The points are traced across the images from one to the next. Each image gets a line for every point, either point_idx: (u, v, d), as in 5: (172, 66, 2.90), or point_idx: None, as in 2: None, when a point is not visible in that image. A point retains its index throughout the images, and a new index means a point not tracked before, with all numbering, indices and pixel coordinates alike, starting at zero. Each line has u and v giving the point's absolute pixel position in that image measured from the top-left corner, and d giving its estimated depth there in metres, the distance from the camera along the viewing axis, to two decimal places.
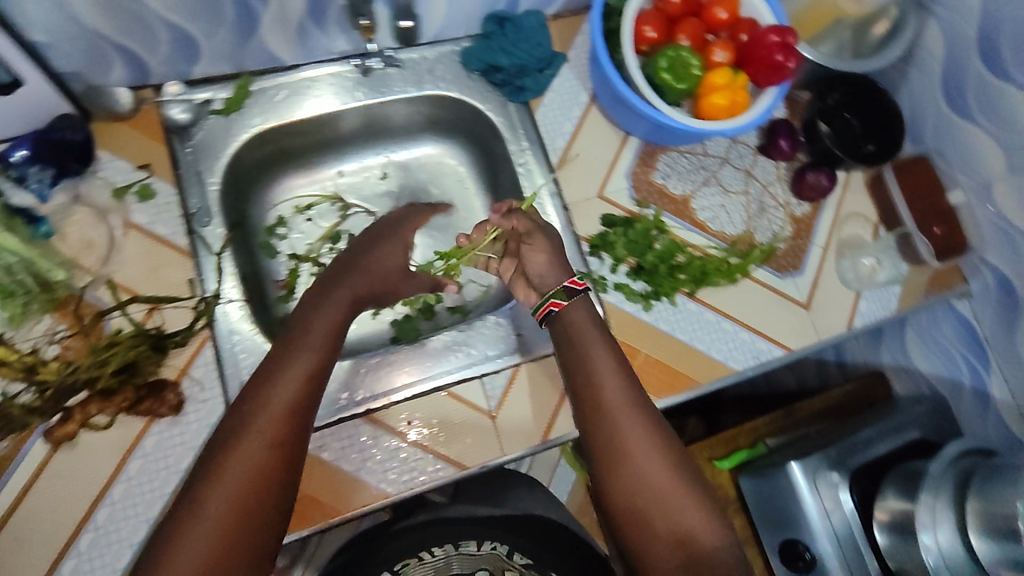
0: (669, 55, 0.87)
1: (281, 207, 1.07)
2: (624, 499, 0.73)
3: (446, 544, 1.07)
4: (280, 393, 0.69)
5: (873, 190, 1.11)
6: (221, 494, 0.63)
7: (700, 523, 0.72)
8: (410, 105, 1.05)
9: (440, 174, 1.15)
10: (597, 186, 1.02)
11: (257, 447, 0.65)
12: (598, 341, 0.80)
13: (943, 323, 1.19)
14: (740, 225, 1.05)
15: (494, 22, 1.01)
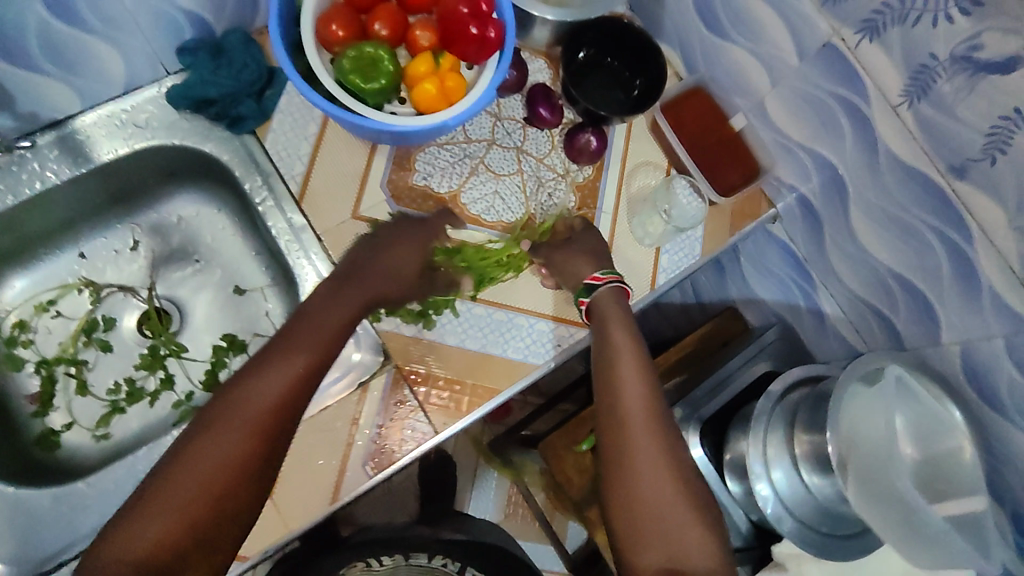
0: (355, 55, 0.79)
1: (20, 309, 0.97)
2: (612, 486, 0.75)
3: (394, 554, 1.13)
4: (263, 391, 0.69)
5: (657, 133, 1.04)
6: (189, 477, 0.64)
7: (691, 520, 0.72)
8: (122, 164, 0.92)
9: (202, 226, 1.04)
10: (350, 207, 0.93)
11: (232, 444, 0.66)
12: (617, 320, 0.86)
13: (767, 249, 1.13)
14: (518, 208, 0.97)
15: (187, 54, 0.90)
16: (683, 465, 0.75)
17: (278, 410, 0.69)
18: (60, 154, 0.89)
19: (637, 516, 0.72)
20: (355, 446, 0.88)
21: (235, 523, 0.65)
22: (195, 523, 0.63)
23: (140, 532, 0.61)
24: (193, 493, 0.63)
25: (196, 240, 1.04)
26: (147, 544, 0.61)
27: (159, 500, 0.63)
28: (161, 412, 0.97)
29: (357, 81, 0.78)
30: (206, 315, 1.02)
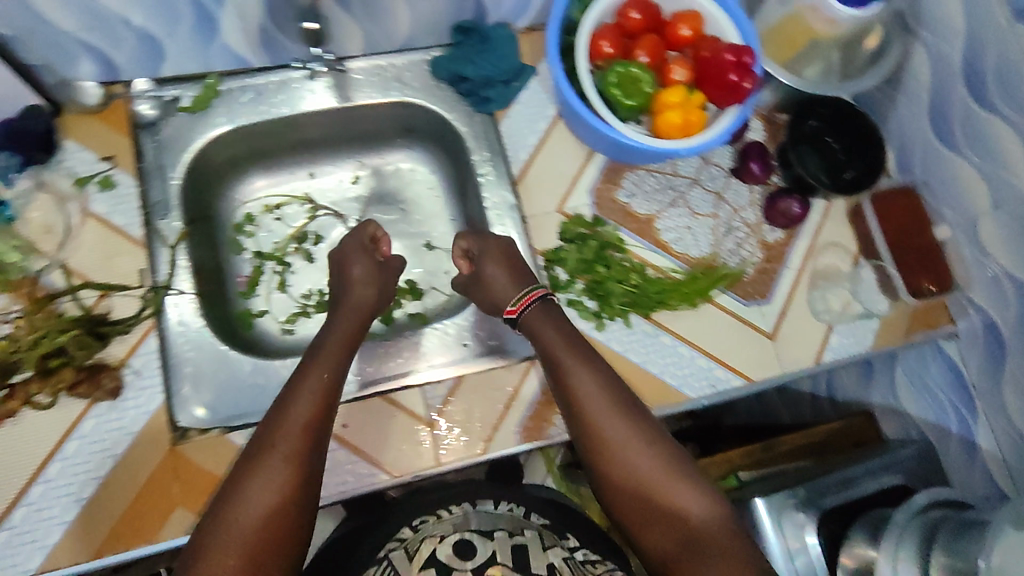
0: (619, 71, 0.86)
1: (250, 205, 1.09)
2: (601, 462, 0.79)
3: (462, 503, 0.92)
4: (294, 419, 0.74)
5: (854, 223, 1.06)
6: (252, 506, 0.68)
7: (674, 484, 0.76)
8: (378, 110, 1.05)
9: (412, 181, 1.15)
10: (557, 202, 1.00)
11: (273, 463, 0.70)
12: (544, 320, 0.87)
13: (931, 365, 1.11)
14: (706, 247, 1.01)
15: (461, 32, 1.01)
16: (649, 435, 0.79)
17: (306, 427, 0.74)
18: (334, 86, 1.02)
19: (632, 488, 0.77)
20: (513, 411, 0.90)
21: (301, 523, 0.70)
22: (267, 530, 0.68)
23: (224, 551, 0.66)
24: (248, 511, 0.68)
25: (402, 192, 1.15)
26: (234, 555, 0.66)
27: (231, 521, 0.68)
28: None
29: (616, 95, 0.85)
30: (392, 258, 1.12)
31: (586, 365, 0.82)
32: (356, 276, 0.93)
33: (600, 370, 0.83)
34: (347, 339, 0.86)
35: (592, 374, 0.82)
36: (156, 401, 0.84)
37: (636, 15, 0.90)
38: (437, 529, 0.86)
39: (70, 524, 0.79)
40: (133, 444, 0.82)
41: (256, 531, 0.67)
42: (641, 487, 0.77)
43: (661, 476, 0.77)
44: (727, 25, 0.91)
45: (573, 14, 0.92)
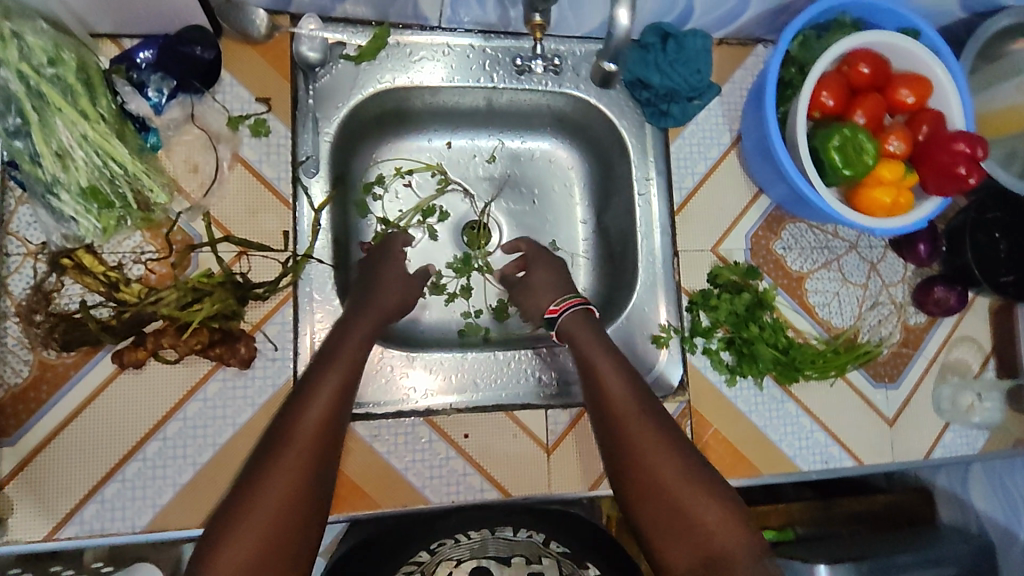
0: (844, 133, 0.78)
1: (383, 166, 1.01)
2: (626, 472, 0.74)
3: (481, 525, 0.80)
4: (309, 411, 0.68)
5: (996, 320, 1.02)
6: (267, 497, 0.63)
7: (698, 494, 0.71)
8: (542, 97, 0.96)
9: (549, 173, 1.06)
10: (714, 239, 0.95)
11: (288, 453, 0.65)
12: (582, 325, 0.85)
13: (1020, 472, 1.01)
14: (849, 318, 0.98)
15: (655, 34, 0.90)
16: (676, 444, 0.74)
17: (328, 417, 0.69)
18: (509, 64, 0.93)
19: (648, 495, 0.72)
20: None
21: (318, 515, 0.65)
22: (285, 519, 0.62)
23: (237, 542, 0.61)
24: (268, 499, 0.63)
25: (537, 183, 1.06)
26: (246, 547, 0.61)
27: (248, 507, 0.63)
28: (450, 315, 1.02)
29: (834, 161, 0.78)
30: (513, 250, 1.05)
31: (619, 372, 0.79)
32: (393, 276, 0.87)
33: (631, 378, 0.79)
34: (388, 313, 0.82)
35: (623, 379, 0.79)
36: (284, 375, 0.80)
37: (867, 70, 0.82)
38: (454, 553, 0.77)
39: (182, 487, 0.77)
40: (253, 416, 0.79)
41: (272, 518, 0.62)
42: (664, 496, 0.71)
43: (688, 489, 0.71)
44: (955, 104, 0.84)
45: (793, 51, 0.86)
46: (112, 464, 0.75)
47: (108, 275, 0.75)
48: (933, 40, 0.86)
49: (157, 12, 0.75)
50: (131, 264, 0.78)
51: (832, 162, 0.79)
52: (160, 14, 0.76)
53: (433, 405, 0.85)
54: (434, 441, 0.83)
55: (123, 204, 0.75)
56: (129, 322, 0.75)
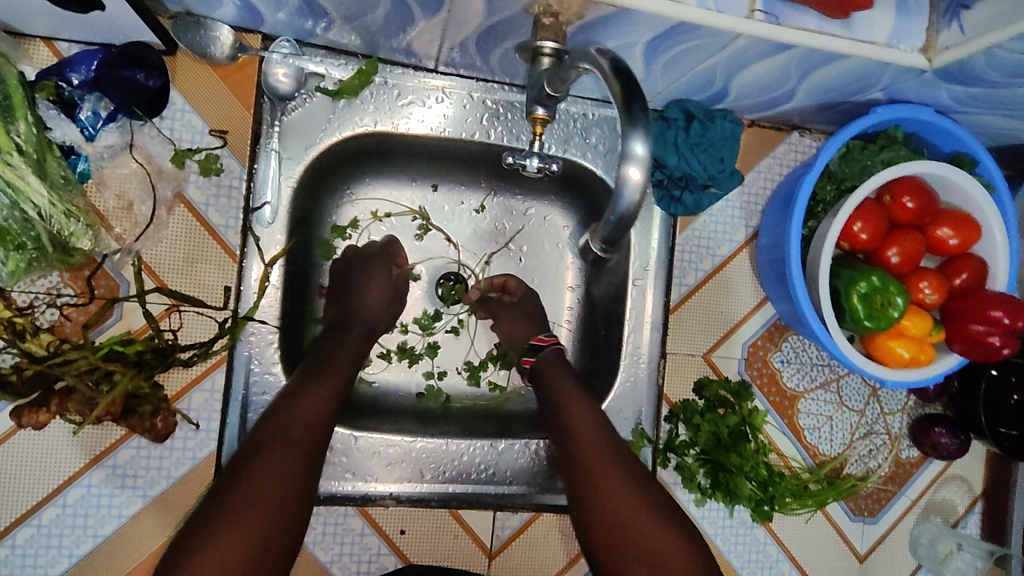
0: (873, 280, 0.68)
1: (358, 206, 0.88)
2: (597, 522, 0.67)
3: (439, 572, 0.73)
4: (299, 406, 0.66)
5: (989, 463, 0.95)
6: (256, 484, 0.61)
7: (671, 541, 0.66)
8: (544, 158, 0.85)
9: (542, 233, 0.93)
10: (709, 344, 0.86)
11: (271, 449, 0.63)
12: (557, 366, 0.80)
13: None
14: (838, 446, 0.90)
15: (680, 110, 0.81)
16: (648, 488, 0.69)
17: (318, 415, 0.67)
18: (510, 120, 0.82)
19: (619, 548, 0.66)
20: (579, 564, 0.82)
21: (298, 518, 0.63)
22: (269, 516, 0.60)
23: (215, 543, 0.58)
24: (254, 492, 0.60)
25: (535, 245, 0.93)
26: (226, 547, 0.58)
27: (229, 501, 0.60)
28: (411, 375, 0.92)
29: (857, 312, 0.68)
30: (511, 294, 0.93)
31: (590, 411, 0.73)
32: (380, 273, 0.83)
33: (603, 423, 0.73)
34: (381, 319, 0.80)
35: (597, 424, 0.72)
36: (206, 449, 0.72)
37: (911, 203, 0.72)
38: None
39: (78, 560, 0.69)
40: (167, 490, 0.71)
41: (259, 509, 0.60)
42: (635, 547, 0.65)
43: (663, 539, 0.66)
44: (1004, 255, 0.73)
45: (832, 163, 0.76)
46: (2, 529, 0.68)
47: (14, 322, 0.65)
48: (991, 174, 0.77)
49: (97, 24, 0.64)
50: (44, 308, 0.68)
51: (853, 308, 0.69)
52: (101, 27, 0.64)
53: (370, 493, 0.76)
54: (365, 534, 0.77)
55: (38, 245, 0.65)
56: (30, 380, 0.66)
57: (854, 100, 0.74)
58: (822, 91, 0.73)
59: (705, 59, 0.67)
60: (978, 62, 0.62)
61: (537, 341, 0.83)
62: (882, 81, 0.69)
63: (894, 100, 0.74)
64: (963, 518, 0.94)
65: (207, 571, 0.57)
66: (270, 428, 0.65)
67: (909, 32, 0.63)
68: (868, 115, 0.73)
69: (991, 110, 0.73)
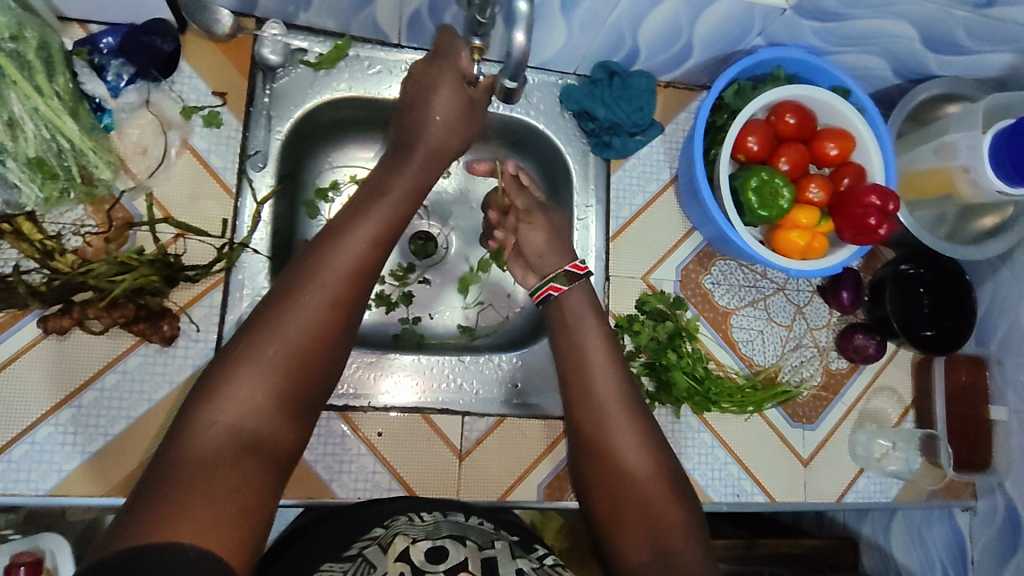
0: (762, 177, 0.85)
1: (337, 171, 1.02)
2: (595, 452, 0.75)
3: (433, 512, 0.72)
4: (338, 261, 0.67)
5: (916, 374, 1.05)
6: (268, 365, 0.61)
7: (654, 481, 0.73)
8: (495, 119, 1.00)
9: None
10: (646, 267, 0.99)
11: (310, 299, 0.64)
12: (586, 311, 0.84)
13: (935, 522, 1.04)
14: (771, 357, 1.00)
15: (604, 71, 0.96)
16: (648, 435, 0.77)
17: (350, 278, 0.67)
18: None
19: (609, 478, 0.74)
20: (540, 466, 0.90)
21: (324, 374, 0.65)
22: (296, 369, 0.62)
23: (250, 382, 0.60)
24: (290, 342, 0.62)
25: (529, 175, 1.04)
26: (257, 390, 0.60)
27: (263, 348, 0.61)
28: (389, 320, 1.03)
29: (753, 203, 0.85)
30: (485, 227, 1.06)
31: (608, 348, 0.82)
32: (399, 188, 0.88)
33: (619, 366, 0.81)
34: (390, 225, 0.72)
35: (615, 364, 0.81)
36: (204, 357, 0.83)
37: (792, 121, 0.89)
38: (408, 531, 0.67)
39: (91, 455, 0.78)
40: (170, 394, 0.81)
41: (287, 361, 0.62)
42: (622, 482, 0.73)
43: (648, 479, 0.73)
44: (876, 159, 0.89)
45: (727, 96, 0.91)
46: (24, 427, 0.77)
47: (45, 244, 0.77)
48: (862, 99, 0.92)
49: (124, 2, 0.80)
50: (69, 236, 0.81)
51: (750, 203, 0.85)
52: (127, 5, 0.81)
53: (350, 402, 0.88)
54: (346, 436, 0.86)
55: (68, 177, 0.78)
56: (58, 290, 0.77)
57: (740, 49, 0.92)
58: (714, 41, 0.90)
59: (613, 10, 0.83)
60: None
61: (573, 269, 0.87)
62: (756, 24, 0.85)
63: (773, 44, 0.91)
64: (898, 424, 1.03)
65: (235, 412, 0.59)
66: (276, 312, 0.63)
67: None
68: (750, 55, 0.89)
69: (854, 48, 0.90)
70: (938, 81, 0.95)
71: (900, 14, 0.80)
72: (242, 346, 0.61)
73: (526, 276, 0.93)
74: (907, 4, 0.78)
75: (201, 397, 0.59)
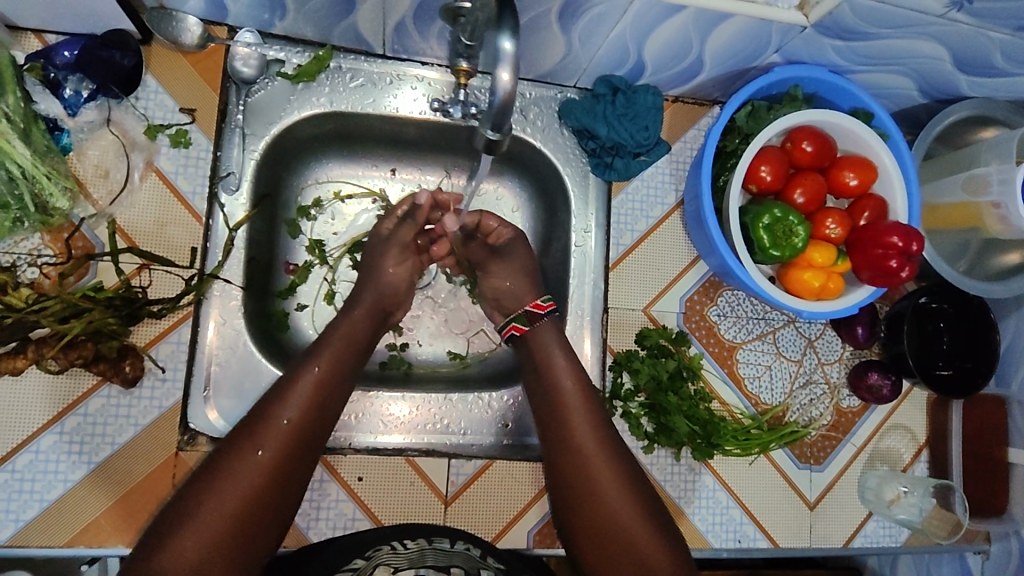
0: (775, 214, 0.80)
1: (321, 188, 0.95)
2: (588, 515, 0.70)
3: (419, 538, 0.73)
4: (304, 379, 0.69)
5: (932, 411, 0.99)
6: (230, 492, 0.60)
7: (655, 537, 0.68)
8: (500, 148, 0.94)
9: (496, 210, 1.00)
10: (647, 299, 0.92)
11: (258, 451, 0.63)
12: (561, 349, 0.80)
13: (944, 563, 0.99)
14: (779, 394, 0.95)
15: (607, 86, 0.89)
16: (637, 481, 0.72)
17: (298, 422, 0.66)
18: (442, 95, 0.88)
19: (602, 534, 0.69)
20: (532, 511, 0.85)
21: (275, 519, 0.63)
22: (238, 522, 0.60)
23: (191, 533, 0.58)
24: (234, 494, 0.60)
25: (520, 209, 1.00)
26: (200, 541, 0.58)
27: (203, 505, 0.59)
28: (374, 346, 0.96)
29: (764, 242, 0.80)
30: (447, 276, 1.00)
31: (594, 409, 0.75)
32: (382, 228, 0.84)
33: (596, 409, 0.75)
34: (347, 346, 0.75)
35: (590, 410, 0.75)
36: (171, 398, 0.77)
37: (809, 149, 0.83)
38: (392, 562, 0.67)
39: (49, 504, 0.73)
40: (136, 437, 0.76)
41: (254, 481, 0.62)
42: (623, 542, 0.68)
43: (640, 525, 0.68)
44: (899, 191, 0.83)
45: (739, 120, 0.84)
46: None
47: None
48: (886, 123, 0.85)
49: (79, 13, 0.73)
50: (26, 266, 0.75)
51: (761, 240, 0.80)
52: (82, 15, 0.74)
53: (330, 444, 0.83)
54: (324, 480, 0.81)
55: (21, 206, 0.73)
56: (10, 329, 0.71)
57: (756, 65, 0.84)
58: (726, 58, 0.82)
59: (616, 25, 0.76)
60: (846, 16, 0.70)
61: (534, 308, 0.82)
62: (773, 42, 0.78)
63: (790, 62, 0.83)
64: (910, 466, 0.97)
65: (193, 544, 0.58)
66: (242, 439, 0.63)
67: None
68: (766, 74, 0.82)
69: (879, 68, 0.82)
70: (969, 102, 0.87)
71: (933, 35, 0.73)
72: (207, 480, 0.61)
73: (495, 314, 0.92)
74: (941, 26, 0.71)
75: (153, 542, 0.58)
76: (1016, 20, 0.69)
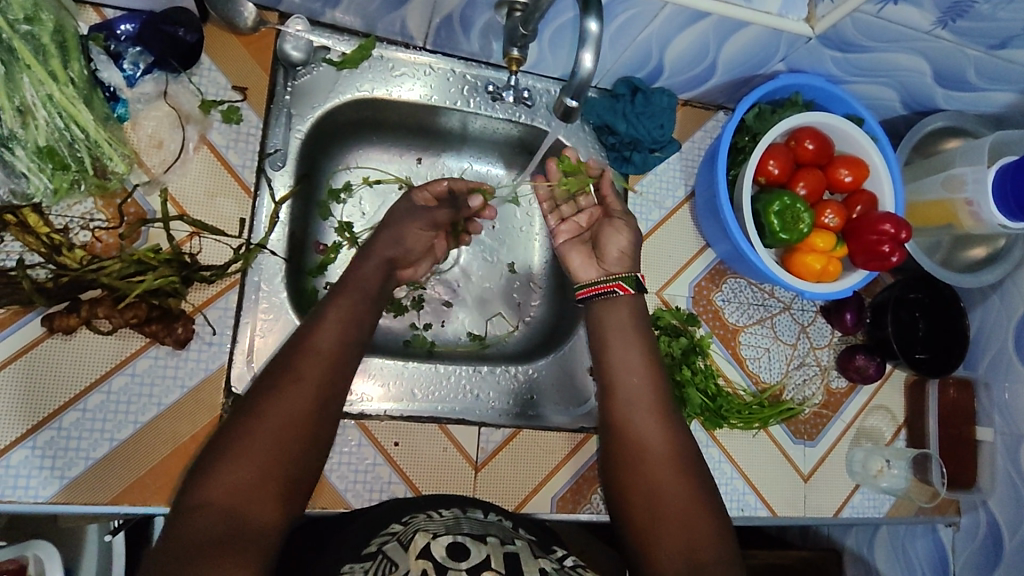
0: (784, 202, 0.89)
1: (353, 173, 1.00)
2: (631, 467, 0.71)
3: (451, 511, 0.69)
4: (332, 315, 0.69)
5: (908, 394, 1.09)
6: (271, 419, 0.61)
7: (698, 492, 0.69)
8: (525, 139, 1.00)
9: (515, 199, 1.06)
10: (660, 283, 1.00)
11: (298, 379, 0.64)
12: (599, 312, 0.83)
13: (919, 536, 1.08)
14: (776, 374, 1.03)
15: (627, 86, 0.96)
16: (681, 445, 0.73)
17: (331, 354, 0.67)
18: (476, 86, 0.95)
19: (650, 496, 0.69)
20: (554, 479, 0.90)
21: (316, 448, 0.63)
22: (283, 449, 0.60)
23: (237, 460, 0.58)
24: (275, 421, 0.61)
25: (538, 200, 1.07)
26: (230, 483, 0.57)
27: (246, 434, 0.60)
28: (400, 325, 1.01)
29: (774, 227, 0.89)
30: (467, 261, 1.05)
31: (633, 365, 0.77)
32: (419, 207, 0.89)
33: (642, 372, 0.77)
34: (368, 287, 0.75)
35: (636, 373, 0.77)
36: (217, 361, 0.80)
37: (812, 147, 0.92)
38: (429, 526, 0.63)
39: (96, 462, 0.74)
40: (182, 398, 0.78)
41: (294, 407, 0.62)
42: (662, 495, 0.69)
43: (686, 483, 0.69)
44: (887, 186, 0.94)
45: (748, 120, 0.94)
46: (22, 431, 0.73)
47: (51, 237, 0.74)
48: (874, 129, 0.95)
49: None
50: (77, 230, 0.77)
51: (771, 225, 0.89)
52: None
53: (364, 410, 0.87)
54: (362, 445, 0.84)
55: (79, 168, 0.75)
56: (65, 288, 0.74)
57: (762, 73, 0.94)
58: (737, 65, 0.92)
59: (644, 29, 0.84)
60: (847, 30, 0.80)
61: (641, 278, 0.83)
62: (780, 51, 0.88)
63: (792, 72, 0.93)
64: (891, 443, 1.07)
65: (237, 471, 0.58)
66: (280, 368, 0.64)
67: (795, 5, 0.82)
68: (772, 80, 0.91)
69: (869, 79, 0.92)
70: (942, 114, 0.99)
71: (918, 50, 0.83)
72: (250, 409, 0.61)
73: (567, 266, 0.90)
74: (925, 41, 0.81)
75: (199, 470, 0.59)
76: (988, 40, 0.80)
